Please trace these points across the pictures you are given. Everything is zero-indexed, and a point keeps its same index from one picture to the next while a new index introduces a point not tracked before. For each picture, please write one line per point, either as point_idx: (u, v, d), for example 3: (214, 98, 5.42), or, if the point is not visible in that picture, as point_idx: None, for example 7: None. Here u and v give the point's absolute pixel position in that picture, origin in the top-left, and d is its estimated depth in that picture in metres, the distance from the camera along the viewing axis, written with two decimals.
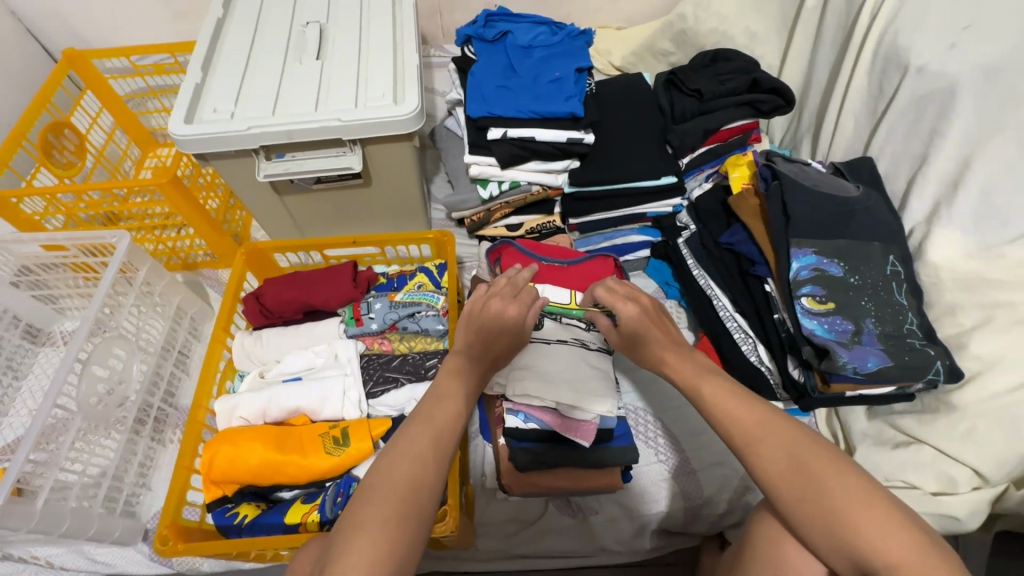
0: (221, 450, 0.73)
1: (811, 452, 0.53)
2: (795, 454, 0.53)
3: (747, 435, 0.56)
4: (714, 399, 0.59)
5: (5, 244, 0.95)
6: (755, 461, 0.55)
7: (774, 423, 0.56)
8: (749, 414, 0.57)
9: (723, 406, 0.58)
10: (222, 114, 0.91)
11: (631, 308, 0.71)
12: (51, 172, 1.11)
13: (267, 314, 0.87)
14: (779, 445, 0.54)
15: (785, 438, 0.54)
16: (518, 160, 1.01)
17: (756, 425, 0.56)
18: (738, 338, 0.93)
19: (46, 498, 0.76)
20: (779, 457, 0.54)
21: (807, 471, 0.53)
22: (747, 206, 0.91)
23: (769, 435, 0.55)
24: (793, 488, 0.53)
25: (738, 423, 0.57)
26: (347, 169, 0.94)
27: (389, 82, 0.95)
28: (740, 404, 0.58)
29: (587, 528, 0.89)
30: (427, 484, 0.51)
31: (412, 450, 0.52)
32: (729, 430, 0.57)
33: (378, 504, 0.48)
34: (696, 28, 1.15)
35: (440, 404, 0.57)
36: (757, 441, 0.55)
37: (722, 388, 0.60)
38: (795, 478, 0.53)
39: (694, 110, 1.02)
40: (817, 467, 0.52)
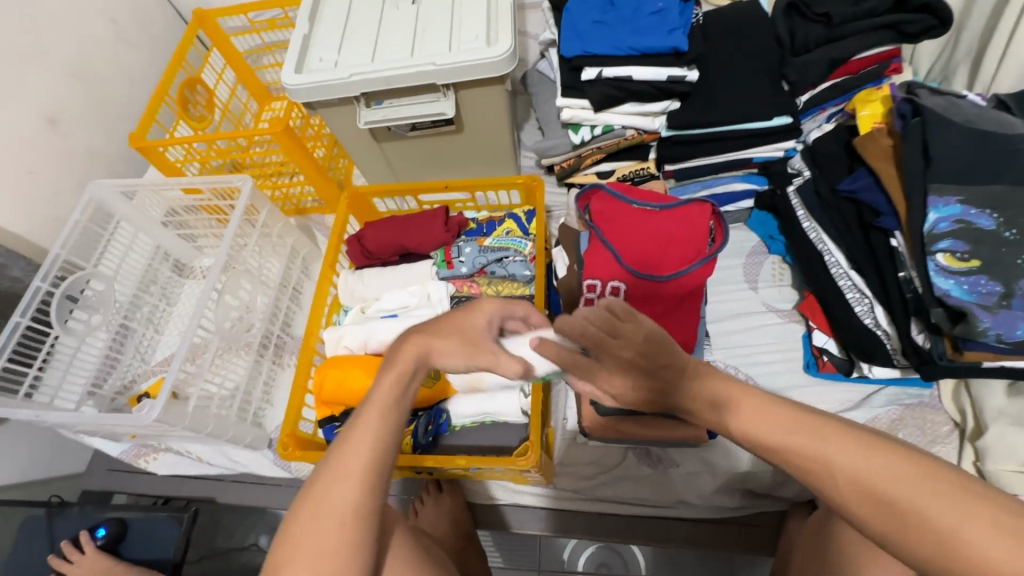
0: (330, 374, 0.81)
1: (888, 475, 0.43)
2: (868, 480, 0.44)
3: (805, 470, 0.46)
4: (749, 432, 0.48)
5: (156, 189, 1.11)
6: (825, 490, 0.46)
7: (832, 445, 0.45)
8: (797, 438, 0.46)
9: (766, 440, 0.47)
10: (328, 63, 0.95)
11: (611, 369, 0.50)
12: (188, 125, 1.26)
13: (367, 255, 0.93)
14: (847, 477, 0.44)
15: (851, 465, 0.44)
16: (614, 102, 0.96)
17: (809, 452, 0.46)
18: (852, 298, 0.84)
19: (195, 404, 0.90)
20: (852, 491, 0.44)
21: (890, 499, 0.43)
22: (875, 147, 0.80)
23: (828, 465, 0.45)
24: (879, 517, 0.44)
25: (790, 459, 0.47)
26: (440, 115, 0.95)
27: (482, 24, 0.93)
28: (784, 427, 0.47)
29: (666, 478, 0.90)
30: (356, 517, 0.53)
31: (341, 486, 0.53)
32: (785, 465, 0.47)
33: (311, 541, 0.51)
34: None
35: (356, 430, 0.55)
36: (817, 476, 0.45)
37: (758, 408, 0.48)
38: (879, 508, 0.44)
39: (819, 38, 0.90)
40: (901, 495, 0.43)
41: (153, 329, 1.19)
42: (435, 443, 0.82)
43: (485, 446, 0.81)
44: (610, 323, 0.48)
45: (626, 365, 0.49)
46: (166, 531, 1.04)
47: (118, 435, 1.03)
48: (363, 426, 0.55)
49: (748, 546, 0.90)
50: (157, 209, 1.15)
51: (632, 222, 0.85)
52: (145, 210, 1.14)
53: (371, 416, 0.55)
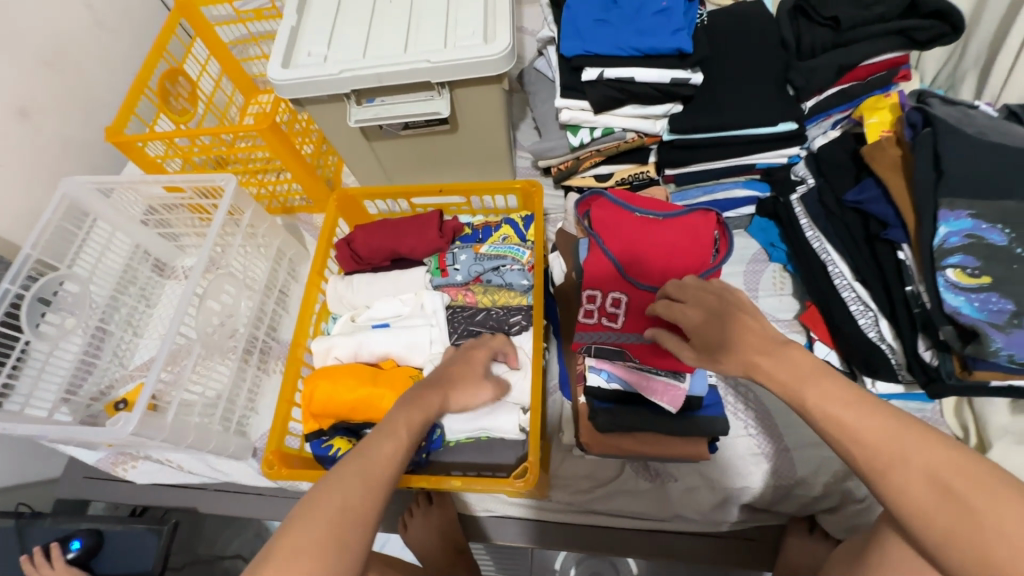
0: (317, 387, 0.77)
1: (964, 475, 0.45)
2: (938, 475, 0.45)
3: (878, 459, 0.47)
4: (823, 411, 0.51)
5: (135, 187, 1.06)
6: (887, 480, 0.47)
7: (910, 438, 0.47)
8: (875, 426, 0.48)
9: (840, 419, 0.50)
10: (317, 57, 0.91)
11: (692, 308, 0.66)
12: (169, 119, 1.20)
13: (357, 260, 0.89)
14: (917, 468, 0.46)
15: (926, 454, 0.46)
16: (615, 104, 0.93)
17: (883, 440, 0.48)
18: (856, 312, 0.82)
19: (174, 414, 0.85)
20: (919, 481, 0.46)
21: (958, 497, 0.44)
22: (884, 157, 0.78)
23: (904, 452, 0.47)
24: (940, 515, 0.45)
25: (862, 445, 0.48)
26: (435, 114, 0.92)
27: (479, 20, 0.90)
28: (862, 412, 0.49)
29: (664, 493, 0.88)
30: (358, 517, 0.48)
31: (349, 480, 0.49)
32: (853, 452, 0.49)
33: (304, 530, 0.45)
34: None
35: (381, 442, 0.54)
36: (886, 461, 0.47)
37: (844, 394, 0.50)
38: (942, 504, 0.45)
39: (827, 43, 0.87)
40: (974, 495, 0.44)
41: (132, 331, 1.14)
42: (429, 459, 0.79)
43: (481, 464, 0.80)
44: (703, 285, 0.68)
45: (704, 309, 0.64)
46: (142, 544, 1.00)
47: (95, 443, 0.99)
48: (380, 439, 0.54)
49: (747, 561, 0.88)
50: (135, 207, 1.10)
51: (634, 230, 0.82)
52: (123, 209, 1.09)
53: (384, 428, 0.55)
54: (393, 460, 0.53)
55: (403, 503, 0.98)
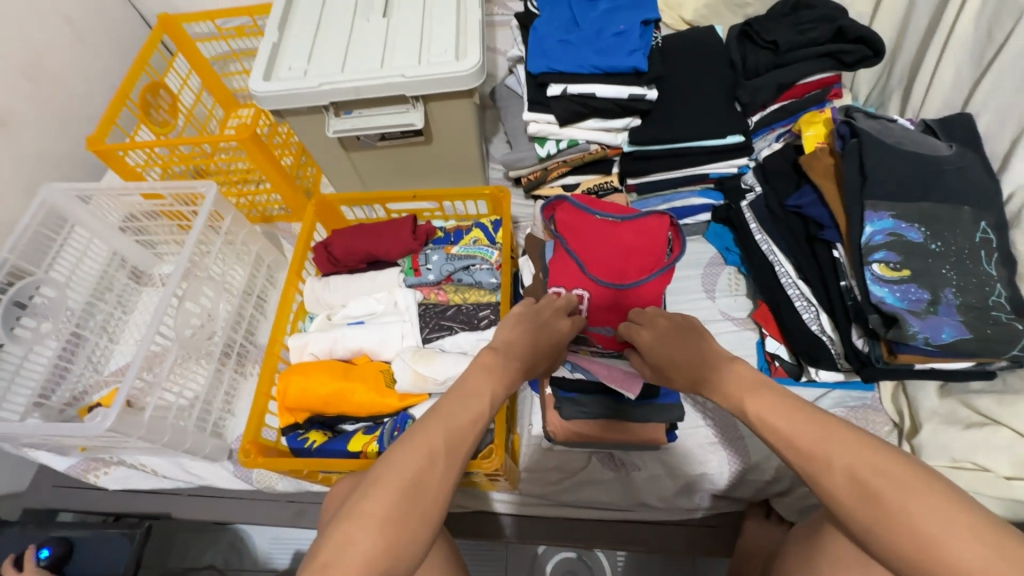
0: (293, 380, 0.79)
1: (882, 474, 0.45)
2: (858, 474, 0.45)
3: (806, 458, 0.48)
4: (763, 419, 0.52)
5: (116, 194, 1.09)
6: (819, 481, 0.47)
7: (835, 438, 0.47)
8: (801, 429, 0.49)
9: (776, 427, 0.51)
10: (297, 71, 0.96)
11: (650, 331, 0.72)
12: (150, 130, 1.23)
13: (334, 262, 0.92)
14: (839, 468, 0.46)
15: (848, 455, 0.46)
16: (578, 117, 1.00)
17: (812, 442, 0.48)
18: (799, 307, 0.89)
19: (151, 413, 0.87)
20: (845, 484, 0.46)
21: (876, 495, 0.44)
22: (819, 165, 0.86)
23: (828, 451, 0.47)
24: (862, 512, 0.45)
25: (791, 445, 0.49)
26: (409, 125, 0.97)
27: (451, 38, 0.96)
28: (794, 419, 0.50)
29: (629, 483, 0.92)
30: (432, 490, 0.48)
31: (424, 450, 0.50)
32: (787, 454, 0.50)
33: (377, 503, 0.46)
34: None
35: (462, 407, 0.55)
36: (813, 464, 0.47)
37: (779, 402, 0.52)
38: (863, 502, 0.45)
39: (768, 64, 0.96)
40: (888, 492, 0.44)
41: (107, 337, 1.15)
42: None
43: None
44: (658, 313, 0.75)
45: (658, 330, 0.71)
46: (112, 551, 1.00)
47: (67, 447, 0.99)
48: (464, 404, 0.55)
49: (708, 547, 0.93)
50: (114, 215, 1.14)
51: (597, 231, 0.87)
52: (104, 216, 1.13)
53: (468, 395, 0.56)
54: (471, 426, 0.54)
55: None
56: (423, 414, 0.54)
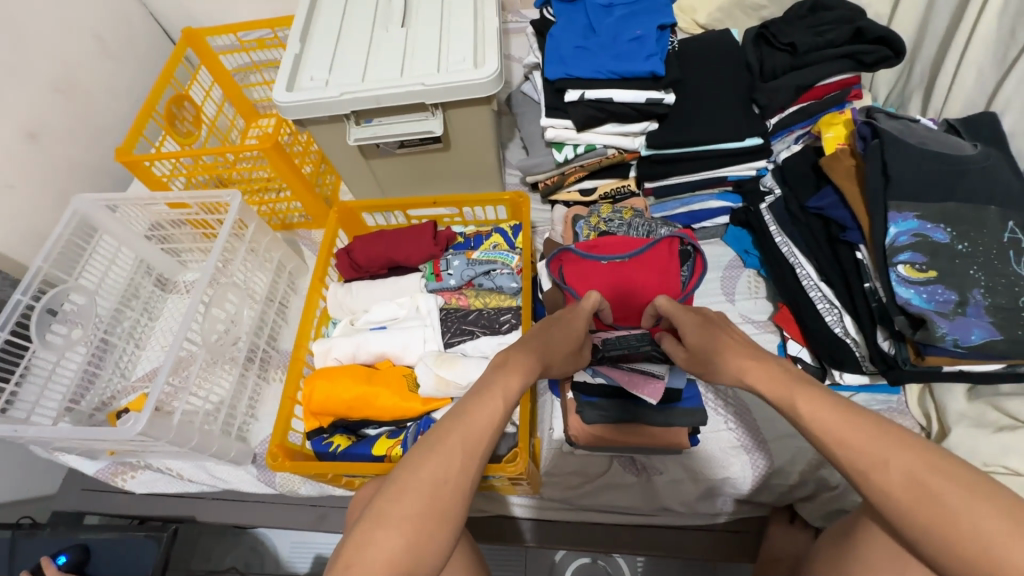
0: (318, 385, 0.80)
1: (939, 474, 0.47)
2: (917, 475, 0.47)
3: (861, 458, 0.50)
4: (813, 416, 0.54)
5: (143, 204, 1.12)
6: (872, 480, 0.49)
7: (891, 439, 0.49)
8: (855, 429, 0.51)
9: (827, 424, 0.53)
10: (319, 82, 0.98)
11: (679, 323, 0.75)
12: (175, 141, 1.27)
13: (356, 268, 0.94)
14: (895, 469, 0.48)
15: (904, 456, 0.48)
16: (595, 122, 1.00)
17: (867, 442, 0.50)
18: (822, 309, 0.89)
19: (179, 418, 0.89)
20: (899, 483, 0.48)
21: (934, 495, 0.46)
22: (840, 167, 0.85)
23: (885, 452, 0.49)
24: (919, 513, 0.46)
25: (844, 445, 0.51)
26: (429, 133, 0.99)
27: (469, 46, 0.98)
28: (846, 418, 0.52)
29: (650, 487, 0.92)
30: (449, 489, 0.51)
31: (442, 453, 0.52)
32: (837, 452, 0.51)
33: (400, 504, 0.49)
34: None
35: (479, 408, 0.57)
36: (868, 462, 0.49)
37: (832, 403, 0.54)
38: (920, 502, 0.47)
39: (787, 66, 0.96)
40: (950, 493, 0.46)
41: (134, 343, 1.18)
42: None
43: None
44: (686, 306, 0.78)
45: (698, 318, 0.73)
46: (138, 554, 1.01)
47: (96, 451, 1.02)
48: (480, 406, 0.57)
49: (730, 553, 0.92)
50: (141, 224, 1.16)
51: (605, 277, 0.87)
52: (130, 225, 1.15)
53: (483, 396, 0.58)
54: (488, 428, 0.56)
55: None
56: (443, 415, 0.56)
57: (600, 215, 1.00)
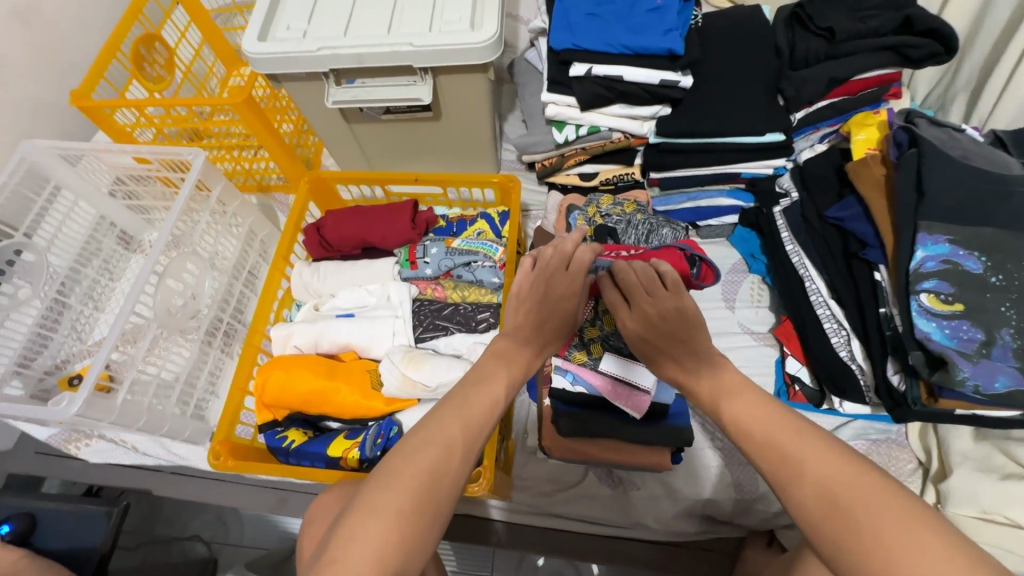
0: (272, 375, 0.73)
1: (851, 486, 0.44)
2: (830, 487, 0.44)
3: (776, 468, 0.47)
4: (735, 420, 0.51)
5: (101, 155, 1.03)
6: (787, 492, 0.46)
7: (808, 446, 0.47)
8: (778, 433, 0.48)
9: (749, 430, 0.50)
10: (295, 32, 0.87)
11: (632, 315, 0.61)
12: (143, 86, 1.16)
13: (326, 246, 0.85)
14: (812, 481, 0.45)
15: (818, 467, 0.45)
16: (601, 102, 0.91)
17: (783, 448, 0.47)
18: (829, 329, 0.82)
19: (125, 395, 0.83)
20: (814, 495, 0.45)
21: (845, 509, 0.43)
22: (868, 175, 0.77)
23: (798, 460, 0.46)
24: (830, 529, 0.43)
25: (765, 457, 0.48)
26: (416, 100, 0.89)
27: (466, 4, 0.86)
28: (768, 424, 0.49)
29: (625, 501, 0.87)
30: (446, 487, 0.48)
31: (438, 442, 0.49)
32: (759, 461, 0.49)
33: (395, 495, 0.45)
34: None
35: (476, 394, 0.54)
36: (784, 471, 0.47)
37: (754, 401, 0.52)
38: (833, 518, 0.43)
39: (820, 53, 0.86)
40: (858, 505, 0.43)
41: (93, 305, 1.11)
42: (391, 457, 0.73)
43: None
44: (651, 283, 0.58)
45: (647, 320, 0.59)
46: (86, 526, 0.96)
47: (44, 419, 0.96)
48: (478, 391, 0.54)
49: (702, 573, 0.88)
50: (102, 177, 1.08)
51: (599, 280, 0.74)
52: (90, 177, 1.07)
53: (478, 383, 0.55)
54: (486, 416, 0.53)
55: None
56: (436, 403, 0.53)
57: (599, 205, 0.92)
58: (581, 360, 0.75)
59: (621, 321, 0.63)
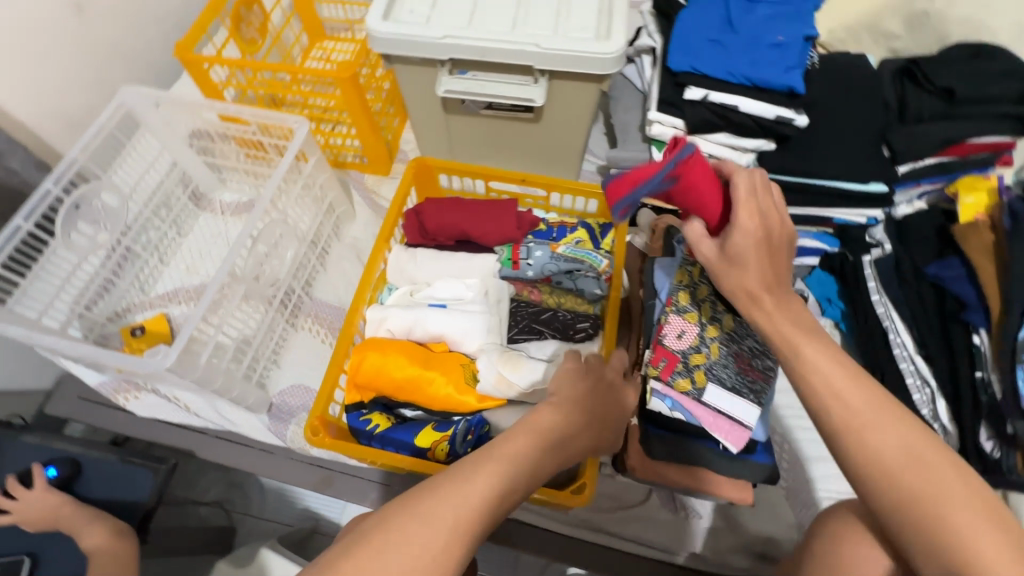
0: (369, 356, 0.73)
1: (936, 451, 0.48)
2: (914, 449, 0.48)
3: (850, 420, 0.49)
4: (815, 365, 0.52)
5: (192, 108, 1.01)
6: (863, 441, 0.49)
7: (884, 411, 0.50)
8: (859, 393, 0.50)
9: (825, 374, 0.51)
10: (420, 16, 0.87)
11: (750, 217, 0.55)
12: (237, 46, 1.17)
13: (423, 234, 0.85)
14: (890, 436, 0.49)
15: (894, 433, 0.48)
16: (709, 127, 0.91)
17: (874, 407, 0.50)
18: (913, 385, 0.82)
19: (208, 356, 0.81)
20: (896, 453, 0.48)
21: (927, 465, 0.48)
22: (978, 241, 0.79)
23: (876, 419, 0.49)
24: (908, 479, 0.48)
25: (842, 405, 0.50)
26: (528, 101, 0.89)
27: (593, 13, 0.87)
28: (855, 383, 0.51)
29: (684, 528, 0.86)
30: None
31: (427, 524, 0.45)
32: (830, 407, 0.50)
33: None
34: (946, 15, 1.00)
35: (486, 473, 0.49)
36: (859, 423, 0.49)
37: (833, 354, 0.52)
38: (909, 471, 0.48)
39: (936, 112, 0.88)
40: (942, 468, 0.47)
41: (159, 257, 1.09)
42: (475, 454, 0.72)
43: None
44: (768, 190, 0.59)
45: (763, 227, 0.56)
46: (127, 479, 0.95)
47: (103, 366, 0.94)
48: (488, 474, 0.49)
49: None
50: (185, 129, 1.06)
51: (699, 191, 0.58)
52: (174, 128, 1.04)
53: (493, 463, 0.50)
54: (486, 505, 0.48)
55: None
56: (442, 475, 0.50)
57: None
58: (686, 388, 0.72)
59: (745, 214, 0.55)
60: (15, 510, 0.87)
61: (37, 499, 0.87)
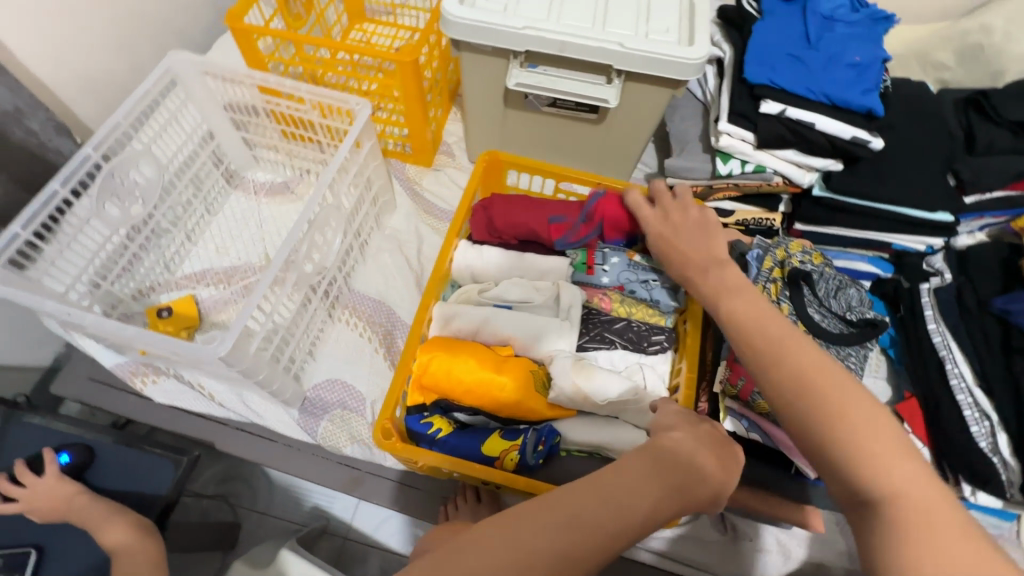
0: (437, 356, 0.69)
1: (806, 375, 0.51)
2: (809, 376, 0.51)
3: (767, 352, 0.54)
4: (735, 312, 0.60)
5: (235, 81, 0.94)
6: (777, 366, 0.53)
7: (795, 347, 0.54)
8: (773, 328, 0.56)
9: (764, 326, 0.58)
10: (497, 4, 0.83)
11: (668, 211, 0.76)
12: (283, 20, 1.12)
13: (491, 230, 0.82)
14: (793, 365, 0.52)
15: (813, 366, 0.52)
16: (780, 144, 0.90)
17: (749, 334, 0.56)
18: (970, 418, 0.81)
19: (256, 344, 0.76)
20: (798, 381, 0.51)
21: (823, 396, 0.49)
22: None
23: (785, 350, 0.54)
24: (813, 407, 0.49)
25: (757, 342, 0.56)
26: (602, 101, 0.86)
27: (675, 17, 0.84)
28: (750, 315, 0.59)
29: (734, 550, 0.84)
30: None
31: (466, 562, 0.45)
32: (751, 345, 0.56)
33: None
34: (1002, 48, 0.98)
35: (539, 524, 0.46)
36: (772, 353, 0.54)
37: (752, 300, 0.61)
38: (815, 400, 0.50)
39: (1007, 145, 0.87)
40: (782, 380, 0.52)
41: (186, 235, 1.03)
42: (542, 465, 0.70)
43: None
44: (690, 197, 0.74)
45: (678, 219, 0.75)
46: (142, 470, 0.88)
47: (126, 346, 0.88)
48: (535, 525, 0.46)
49: None
50: (224, 101, 0.99)
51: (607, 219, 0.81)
52: (214, 98, 0.98)
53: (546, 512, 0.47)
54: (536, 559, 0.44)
55: (449, 492, 0.95)
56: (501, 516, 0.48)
57: (788, 248, 0.86)
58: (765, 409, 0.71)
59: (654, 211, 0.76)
60: (23, 497, 0.80)
61: (47, 488, 0.80)
